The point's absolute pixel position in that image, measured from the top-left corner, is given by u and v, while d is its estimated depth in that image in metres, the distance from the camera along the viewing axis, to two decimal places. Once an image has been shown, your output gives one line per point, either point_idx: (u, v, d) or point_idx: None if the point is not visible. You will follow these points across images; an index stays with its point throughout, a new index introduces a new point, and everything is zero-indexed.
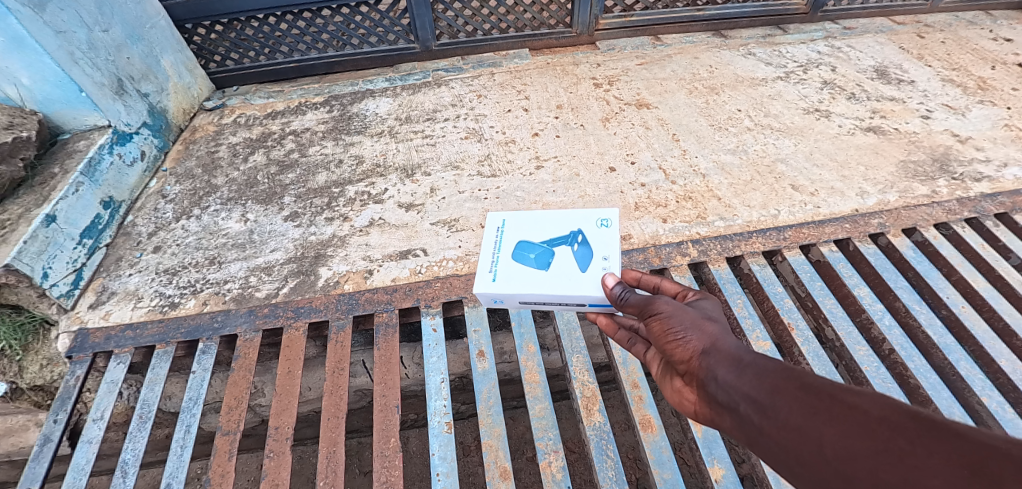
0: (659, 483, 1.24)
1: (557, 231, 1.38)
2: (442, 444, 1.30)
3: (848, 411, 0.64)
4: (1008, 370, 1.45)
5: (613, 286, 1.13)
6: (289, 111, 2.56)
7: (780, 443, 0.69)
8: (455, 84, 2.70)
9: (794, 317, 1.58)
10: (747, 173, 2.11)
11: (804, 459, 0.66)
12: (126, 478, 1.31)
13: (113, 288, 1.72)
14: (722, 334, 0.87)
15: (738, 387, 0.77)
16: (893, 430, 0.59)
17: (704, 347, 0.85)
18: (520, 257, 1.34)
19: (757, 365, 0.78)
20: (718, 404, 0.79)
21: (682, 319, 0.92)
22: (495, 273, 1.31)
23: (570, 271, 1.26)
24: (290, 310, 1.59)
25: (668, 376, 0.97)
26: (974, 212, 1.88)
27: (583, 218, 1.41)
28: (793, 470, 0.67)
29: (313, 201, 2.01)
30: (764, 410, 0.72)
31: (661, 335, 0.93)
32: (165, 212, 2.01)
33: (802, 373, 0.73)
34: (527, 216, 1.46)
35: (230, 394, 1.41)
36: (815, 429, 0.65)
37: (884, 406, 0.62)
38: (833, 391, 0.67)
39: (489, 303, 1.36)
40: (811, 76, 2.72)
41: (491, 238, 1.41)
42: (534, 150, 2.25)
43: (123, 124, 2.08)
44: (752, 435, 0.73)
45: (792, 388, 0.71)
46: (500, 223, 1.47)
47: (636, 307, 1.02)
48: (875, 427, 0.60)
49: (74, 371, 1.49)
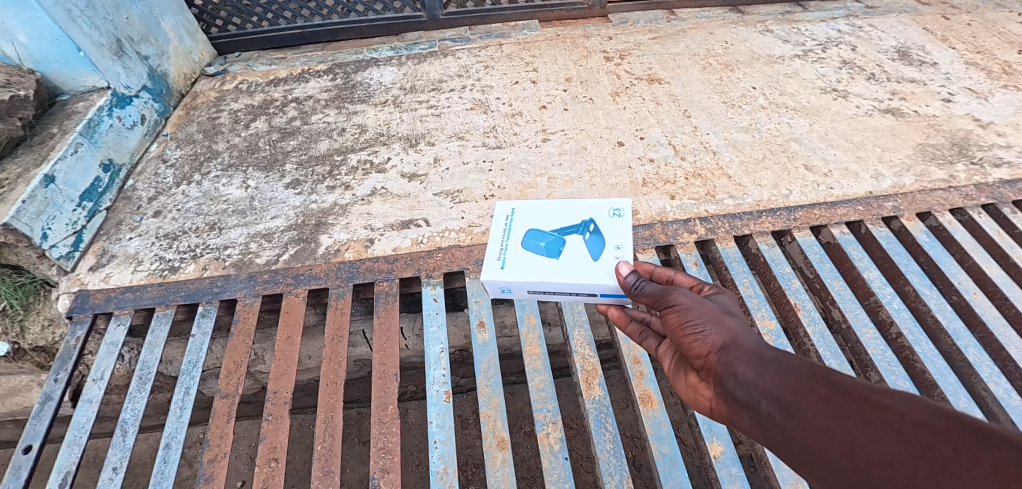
0: (656, 458, 1.23)
1: (567, 219, 1.34)
2: (440, 413, 1.29)
3: (880, 414, 0.59)
4: (1017, 358, 1.42)
5: (626, 275, 1.09)
6: (291, 78, 2.50)
7: (804, 445, 0.66)
8: (462, 54, 2.63)
9: (800, 297, 1.55)
10: (759, 152, 2.05)
11: (829, 462, 0.63)
12: (126, 437, 1.31)
13: (114, 251, 1.70)
14: (742, 329, 0.85)
15: (759, 385, 0.75)
16: (933, 435, 0.54)
17: (723, 342, 0.84)
18: (529, 245, 1.30)
19: (779, 362, 0.76)
20: (737, 401, 0.79)
21: (701, 312, 0.89)
22: (503, 261, 1.27)
23: (581, 260, 1.22)
24: (290, 278, 1.58)
25: (683, 372, 0.96)
26: (992, 198, 1.82)
27: (594, 207, 1.36)
28: (819, 472, 0.64)
29: (314, 170, 1.98)
30: (787, 410, 0.70)
31: (677, 328, 0.91)
32: (165, 177, 1.98)
33: (830, 372, 0.69)
34: (536, 204, 1.41)
35: (229, 358, 1.41)
36: (843, 430, 0.61)
37: (924, 410, 0.57)
38: (866, 392, 0.63)
39: (496, 293, 1.32)
40: (830, 55, 2.62)
41: (500, 226, 1.36)
42: (540, 122, 2.19)
43: (123, 87, 2.05)
44: (773, 434, 0.72)
45: (818, 387, 0.68)
46: (508, 210, 1.41)
47: (651, 297, 0.99)
48: (911, 430, 0.56)
49: (74, 332, 1.49)
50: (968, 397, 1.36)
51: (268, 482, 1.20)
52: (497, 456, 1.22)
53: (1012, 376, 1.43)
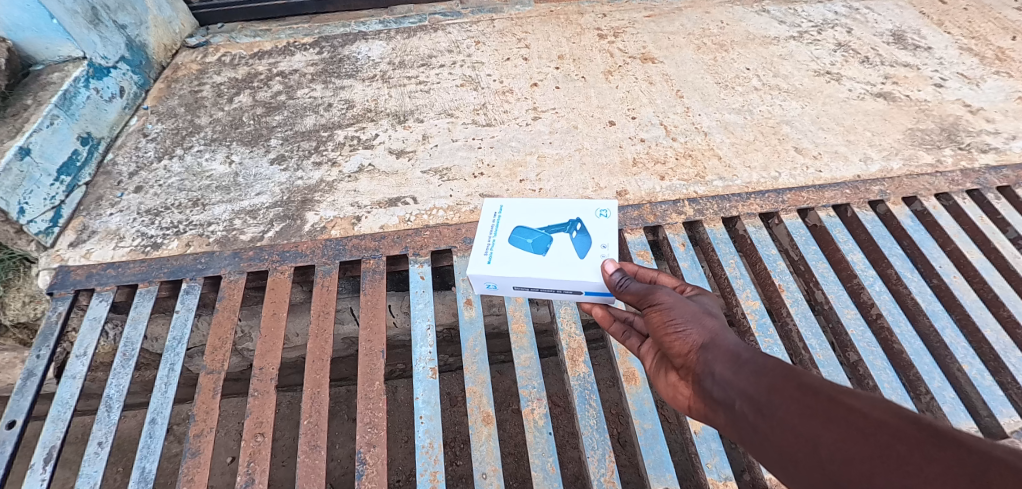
0: (638, 432, 1.25)
1: (554, 217, 1.27)
2: (427, 388, 1.29)
3: (844, 413, 0.60)
4: (991, 340, 1.45)
5: (611, 273, 1.05)
6: (276, 51, 2.43)
7: (774, 442, 0.66)
8: (453, 29, 2.57)
9: (785, 278, 1.56)
10: (750, 134, 2.05)
11: (797, 460, 0.63)
12: (111, 413, 1.31)
13: (94, 227, 1.67)
14: (722, 329, 0.84)
15: (735, 384, 0.75)
16: (892, 435, 0.54)
17: (703, 341, 0.83)
18: (516, 241, 1.24)
19: (756, 362, 0.75)
20: (713, 399, 0.78)
21: (683, 311, 0.88)
22: (489, 256, 1.22)
23: (568, 257, 1.17)
24: (275, 255, 1.56)
25: (664, 371, 0.96)
26: (977, 184, 1.84)
27: (582, 206, 1.30)
28: (788, 470, 0.65)
29: (300, 145, 1.94)
30: (760, 409, 0.69)
31: (659, 327, 0.89)
32: (147, 151, 1.94)
33: (802, 373, 0.69)
34: (524, 202, 1.34)
35: (214, 334, 1.40)
36: (811, 429, 0.62)
37: (885, 410, 0.57)
38: (832, 392, 0.63)
39: (480, 290, 1.27)
40: (825, 38, 2.60)
41: (487, 222, 1.30)
42: (531, 100, 2.16)
43: (99, 57, 1.98)
44: (746, 432, 0.71)
45: (790, 387, 0.68)
46: (496, 206, 1.35)
47: (634, 295, 0.96)
48: (873, 430, 0.56)
49: (56, 308, 1.47)
50: (943, 377, 1.38)
51: (255, 456, 1.20)
52: (482, 431, 1.23)
53: (987, 357, 1.46)
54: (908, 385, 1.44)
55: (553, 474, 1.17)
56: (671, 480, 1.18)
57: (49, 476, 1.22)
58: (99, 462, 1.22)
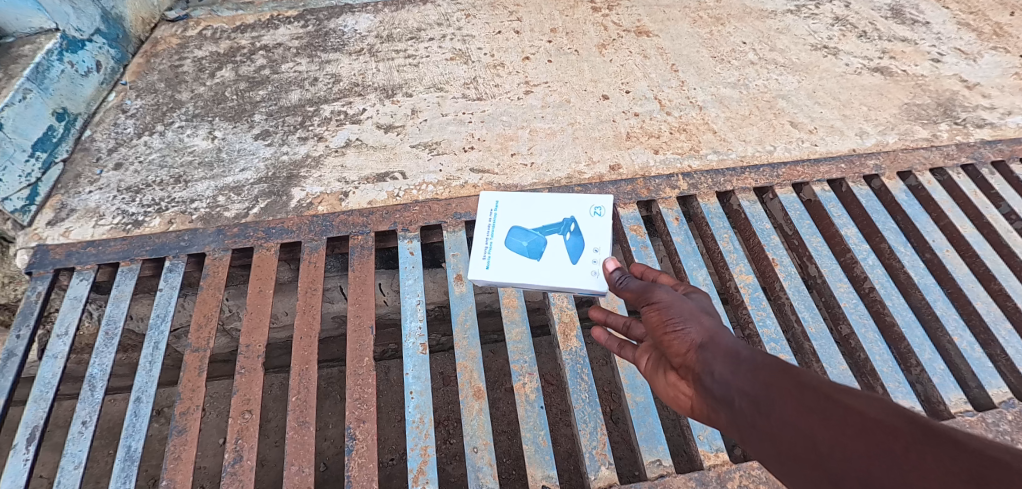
0: (630, 406, 1.24)
1: (551, 217, 1.24)
2: (416, 364, 1.27)
3: (842, 413, 0.56)
4: (982, 312, 1.44)
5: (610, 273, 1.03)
6: (259, 25, 2.35)
7: (773, 444, 0.63)
8: (442, 2, 2.48)
9: (778, 253, 1.54)
10: (746, 108, 2.01)
11: (796, 462, 0.59)
12: (94, 392, 1.28)
13: (73, 205, 1.62)
14: (721, 328, 0.80)
15: (732, 384, 0.71)
16: (890, 435, 0.51)
17: (700, 340, 0.80)
18: (511, 243, 1.21)
19: (755, 361, 0.72)
20: (711, 400, 0.75)
21: (681, 310, 0.84)
22: (489, 259, 1.18)
23: (567, 261, 1.16)
24: (261, 231, 1.52)
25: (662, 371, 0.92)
26: (972, 158, 1.82)
27: (577, 202, 1.28)
28: (786, 472, 0.61)
29: (285, 120, 1.88)
30: (758, 410, 0.66)
31: (657, 327, 0.86)
32: (126, 127, 1.88)
33: (802, 371, 0.66)
34: (518, 198, 1.29)
35: (199, 311, 1.37)
36: (808, 430, 0.58)
37: (886, 410, 0.54)
38: (832, 392, 0.60)
39: None
40: (823, 11, 2.54)
41: (483, 221, 1.25)
42: (523, 74, 2.10)
43: (73, 29, 1.90)
44: (744, 434, 0.68)
45: (787, 386, 0.64)
46: (491, 201, 1.30)
47: (633, 294, 0.93)
48: (871, 430, 0.52)
49: (35, 287, 1.43)
50: (933, 349, 1.37)
51: (242, 433, 1.18)
52: (473, 405, 1.21)
53: (977, 330, 1.45)
54: (898, 357, 1.44)
55: (544, 448, 1.16)
56: (662, 452, 1.18)
57: (33, 456, 1.19)
58: (84, 441, 1.20)
